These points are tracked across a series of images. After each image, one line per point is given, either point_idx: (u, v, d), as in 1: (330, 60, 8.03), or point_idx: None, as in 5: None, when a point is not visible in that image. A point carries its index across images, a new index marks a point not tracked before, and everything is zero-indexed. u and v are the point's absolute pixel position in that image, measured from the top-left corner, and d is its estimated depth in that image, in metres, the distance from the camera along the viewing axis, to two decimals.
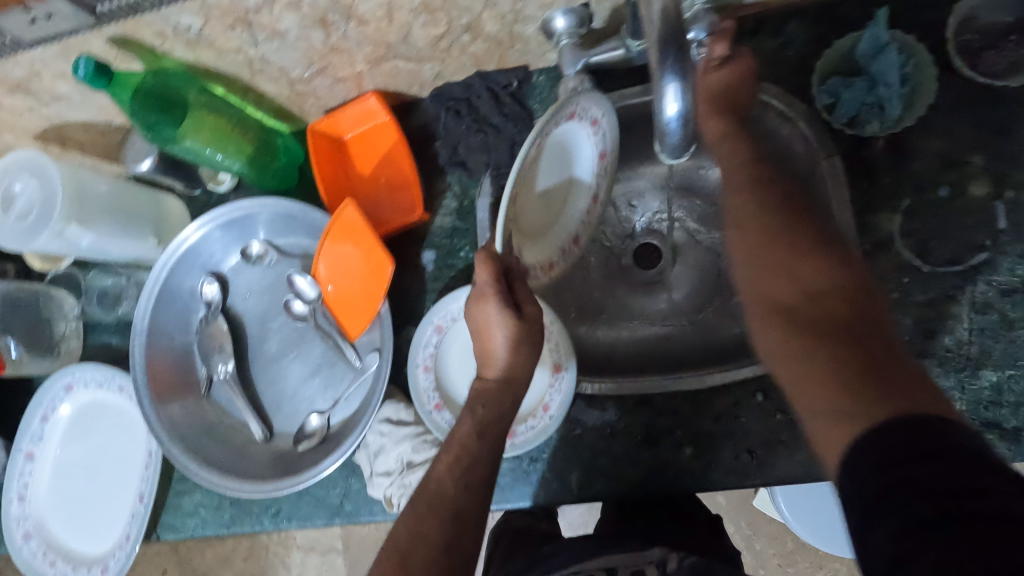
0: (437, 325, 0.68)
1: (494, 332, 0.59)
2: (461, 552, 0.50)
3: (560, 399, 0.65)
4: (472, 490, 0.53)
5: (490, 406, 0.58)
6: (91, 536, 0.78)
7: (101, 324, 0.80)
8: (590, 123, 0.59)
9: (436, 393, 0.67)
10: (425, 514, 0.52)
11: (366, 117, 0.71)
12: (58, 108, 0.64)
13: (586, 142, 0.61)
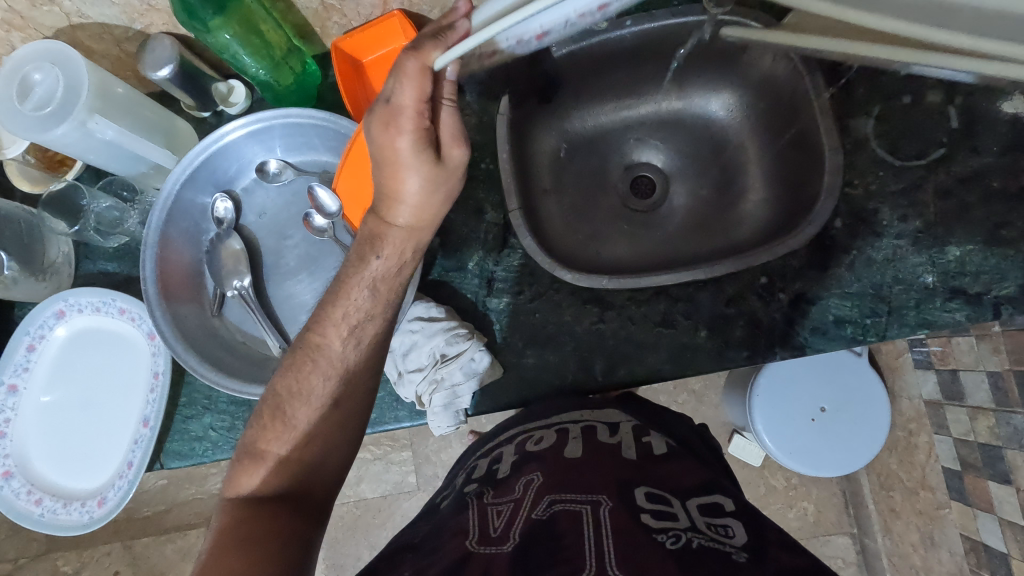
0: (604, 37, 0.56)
1: (404, 174, 0.53)
2: (350, 405, 0.58)
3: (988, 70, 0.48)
4: (362, 346, 0.58)
5: (384, 254, 0.57)
6: (86, 471, 0.73)
7: (97, 251, 0.77)
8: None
9: None
10: (311, 373, 0.56)
11: (389, 39, 0.72)
12: (81, 4, 0.62)
13: None
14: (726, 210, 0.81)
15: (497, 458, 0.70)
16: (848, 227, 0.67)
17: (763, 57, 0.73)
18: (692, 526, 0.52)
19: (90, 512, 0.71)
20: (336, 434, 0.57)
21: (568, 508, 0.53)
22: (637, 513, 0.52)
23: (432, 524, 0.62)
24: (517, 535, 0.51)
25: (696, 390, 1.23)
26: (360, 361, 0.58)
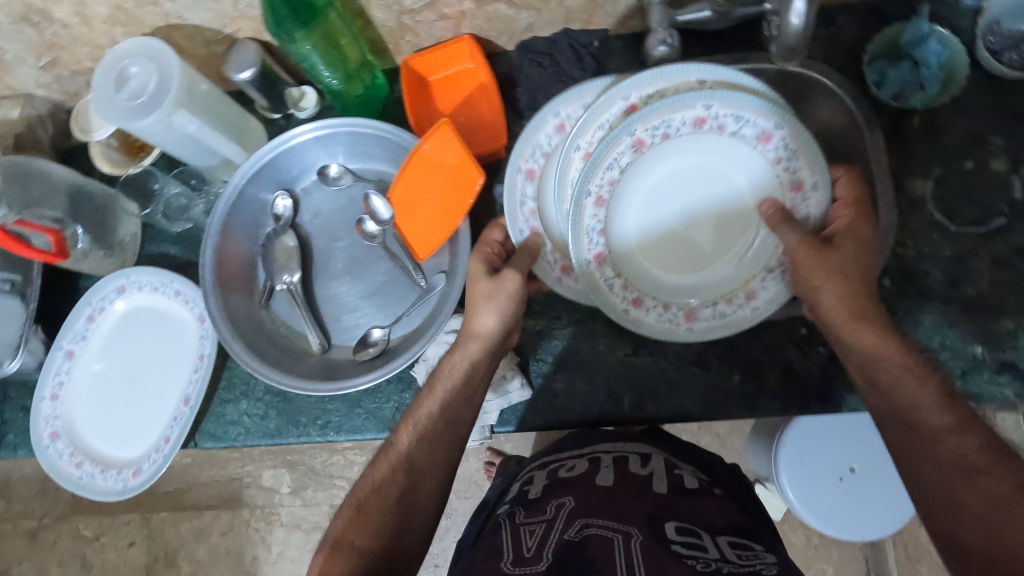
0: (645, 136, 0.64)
1: (477, 286, 0.65)
2: (419, 495, 0.60)
3: (771, 288, 0.67)
4: (426, 443, 0.62)
5: (458, 360, 0.65)
6: (122, 443, 0.76)
7: (160, 234, 0.82)
8: (695, 113, 0.62)
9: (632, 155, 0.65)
10: (383, 467, 0.62)
11: (457, 61, 0.75)
12: (181, 6, 0.67)
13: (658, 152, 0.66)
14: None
15: (528, 480, 0.70)
16: (897, 287, 0.66)
17: None
18: (722, 557, 0.52)
19: (123, 482, 0.74)
20: (407, 524, 0.59)
21: (601, 534, 0.53)
22: (668, 546, 0.52)
23: (467, 556, 0.60)
24: (551, 556, 0.51)
25: (719, 433, 1.21)
26: (421, 456, 0.62)
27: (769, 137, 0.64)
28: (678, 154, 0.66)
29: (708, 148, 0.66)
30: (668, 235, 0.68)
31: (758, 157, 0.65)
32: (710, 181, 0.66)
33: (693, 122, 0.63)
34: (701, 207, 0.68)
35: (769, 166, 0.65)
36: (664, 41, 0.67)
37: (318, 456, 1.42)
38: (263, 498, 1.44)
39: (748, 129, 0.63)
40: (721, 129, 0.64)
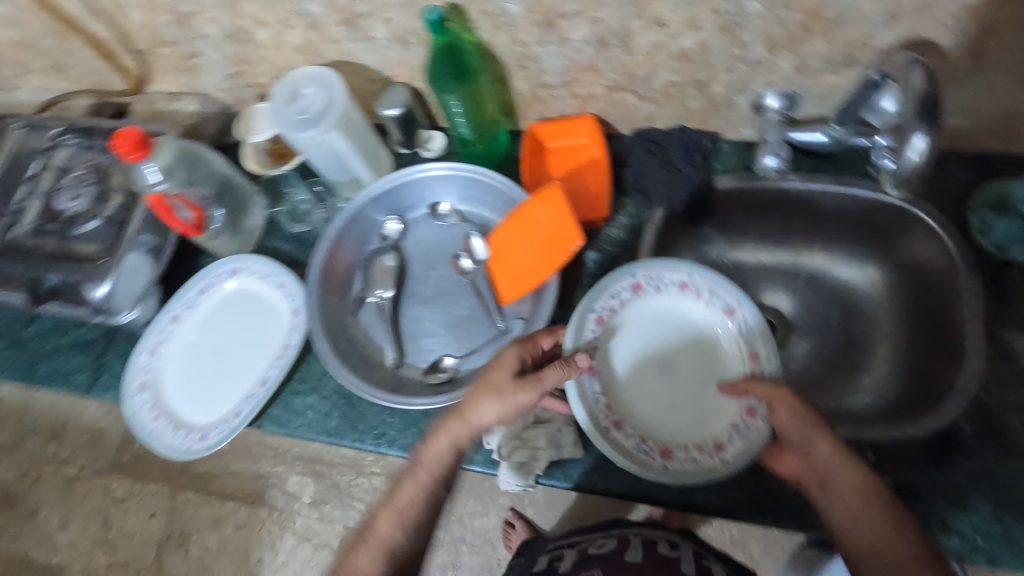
0: (638, 282, 0.75)
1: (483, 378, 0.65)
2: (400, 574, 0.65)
3: (741, 444, 0.68)
4: (404, 526, 0.65)
5: (445, 437, 0.65)
6: (196, 408, 0.82)
7: (280, 232, 0.91)
8: (681, 278, 0.75)
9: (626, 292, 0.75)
10: (360, 551, 0.65)
11: (575, 134, 0.82)
12: (358, 47, 0.78)
13: (653, 302, 0.76)
14: (839, 384, 0.80)
15: (554, 557, 0.70)
16: (978, 433, 0.65)
17: (917, 246, 0.75)
18: None
19: (189, 444, 0.80)
20: None
21: None
22: None
23: None
24: None
25: (754, 553, 1.15)
26: (398, 544, 0.65)
27: (735, 313, 0.74)
28: (666, 308, 0.76)
29: (688, 308, 0.76)
30: (646, 381, 0.74)
31: (722, 330, 0.74)
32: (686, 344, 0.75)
33: (678, 284, 0.75)
34: (676, 361, 0.75)
35: (732, 339, 0.74)
36: (774, 153, 0.74)
37: (344, 473, 1.43)
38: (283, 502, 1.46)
39: (715, 301, 0.75)
40: (699, 297, 0.75)
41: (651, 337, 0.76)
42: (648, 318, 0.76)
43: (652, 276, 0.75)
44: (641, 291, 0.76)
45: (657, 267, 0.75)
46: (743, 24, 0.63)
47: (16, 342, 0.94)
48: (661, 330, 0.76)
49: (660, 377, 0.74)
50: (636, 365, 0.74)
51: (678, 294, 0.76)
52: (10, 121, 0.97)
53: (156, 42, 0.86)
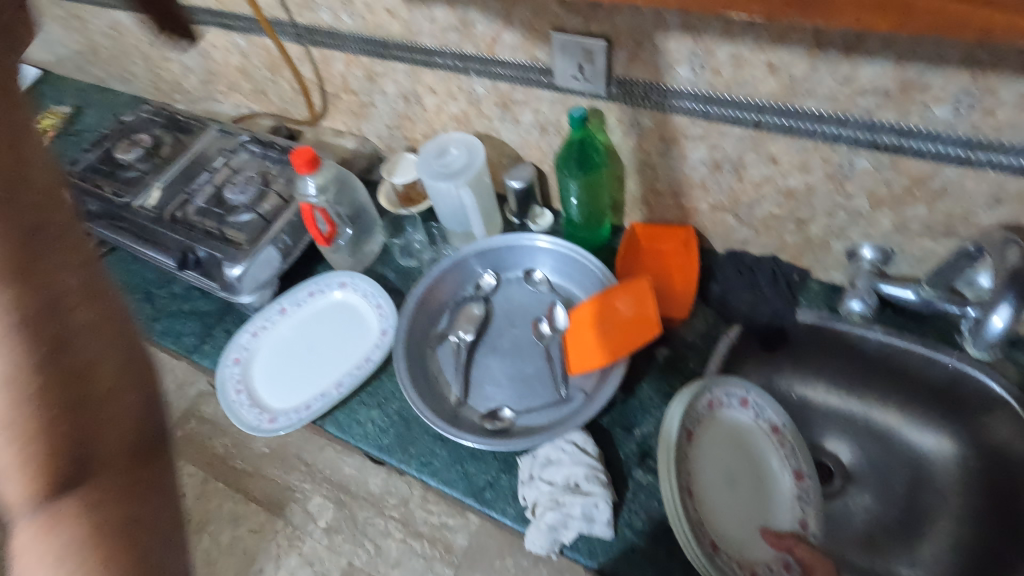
0: (745, 399, 0.78)
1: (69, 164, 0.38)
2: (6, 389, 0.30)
3: None
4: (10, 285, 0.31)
5: None
6: (274, 392, 0.91)
7: (390, 262, 1.02)
8: (775, 420, 0.78)
9: (735, 400, 0.78)
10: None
11: (671, 240, 0.89)
12: (504, 126, 0.92)
13: (751, 423, 0.78)
14: (880, 559, 0.79)
15: None
16: None
17: (999, 429, 0.74)
18: None
19: (259, 422, 0.87)
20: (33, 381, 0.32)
21: None
22: None
23: None
24: None
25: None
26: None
27: (802, 479, 0.75)
28: (749, 434, 0.78)
29: (765, 445, 0.78)
30: (714, 483, 0.74)
31: (785, 484, 0.75)
32: (756, 475, 0.76)
33: (772, 423, 0.78)
34: (741, 480, 0.75)
35: (790, 496, 0.75)
36: (861, 297, 0.77)
37: (364, 508, 1.44)
38: (299, 518, 1.47)
39: (790, 460, 0.76)
40: (779, 446, 0.77)
41: (726, 448, 0.76)
42: (739, 431, 0.78)
43: (761, 403, 0.78)
44: (744, 409, 0.78)
45: (765, 400, 0.78)
46: (850, 177, 0.69)
47: (147, 297, 1.09)
48: (739, 447, 0.77)
49: (724, 482, 0.74)
50: (717, 465, 0.75)
51: (765, 432, 0.78)
52: (210, 124, 1.19)
53: (344, 90, 1.04)
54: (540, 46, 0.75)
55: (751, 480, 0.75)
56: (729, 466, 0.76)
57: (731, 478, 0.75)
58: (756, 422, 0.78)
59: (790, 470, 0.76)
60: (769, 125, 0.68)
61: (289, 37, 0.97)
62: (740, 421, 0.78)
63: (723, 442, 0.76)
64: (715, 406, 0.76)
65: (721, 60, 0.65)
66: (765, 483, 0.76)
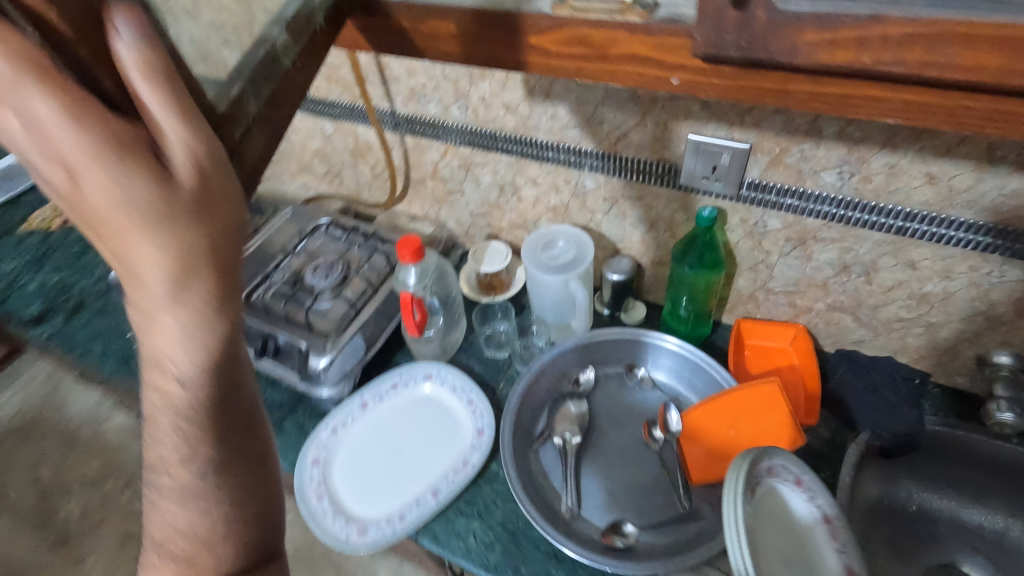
0: (801, 479, 0.58)
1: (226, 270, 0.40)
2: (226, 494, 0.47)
3: None
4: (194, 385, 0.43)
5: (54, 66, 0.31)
6: (361, 499, 0.82)
7: (477, 353, 0.97)
8: (814, 509, 0.59)
9: (799, 496, 0.58)
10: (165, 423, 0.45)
11: (780, 339, 0.87)
12: (608, 219, 0.91)
13: (805, 522, 0.58)
14: None
15: None
16: None
17: None
18: None
19: (347, 534, 0.78)
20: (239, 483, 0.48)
21: None
22: None
23: None
24: None
25: None
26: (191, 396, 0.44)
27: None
28: (806, 528, 0.58)
29: (801, 544, 0.57)
30: (772, 549, 0.54)
31: (831, 559, 0.57)
32: (801, 548, 0.57)
33: (815, 507, 0.59)
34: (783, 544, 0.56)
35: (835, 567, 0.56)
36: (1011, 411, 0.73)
37: None
38: None
39: (817, 497, 0.59)
40: (833, 539, 0.58)
41: (776, 509, 0.57)
42: (795, 517, 0.58)
43: (794, 468, 0.58)
44: (798, 490, 0.58)
45: (823, 491, 0.59)
46: (997, 285, 0.69)
47: None
48: (802, 527, 0.58)
49: (779, 556, 0.55)
50: (779, 546, 0.55)
51: (789, 486, 0.59)
52: (282, 206, 1.16)
53: (432, 177, 1.04)
54: (671, 147, 0.75)
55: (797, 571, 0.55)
56: (786, 525, 0.57)
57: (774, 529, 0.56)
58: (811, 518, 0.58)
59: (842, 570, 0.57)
60: (915, 231, 0.68)
61: (386, 126, 0.97)
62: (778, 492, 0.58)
63: (777, 502, 0.57)
64: (786, 479, 0.58)
65: (875, 168, 0.65)
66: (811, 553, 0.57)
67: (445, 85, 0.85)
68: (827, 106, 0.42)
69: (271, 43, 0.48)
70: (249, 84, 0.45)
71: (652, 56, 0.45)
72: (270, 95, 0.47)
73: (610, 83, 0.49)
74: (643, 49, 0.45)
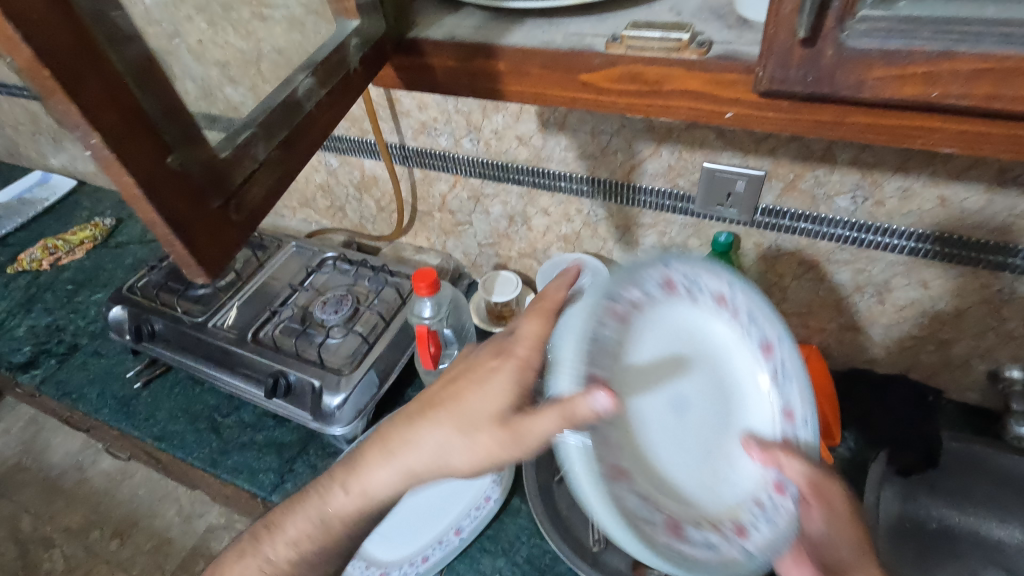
0: (673, 278, 0.58)
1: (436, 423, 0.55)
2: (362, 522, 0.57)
3: (768, 531, 0.57)
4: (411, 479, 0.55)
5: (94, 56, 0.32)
6: (383, 541, 0.78)
7: None
8: (764, 337, 0.60)
9: (665, 282, 0.58)
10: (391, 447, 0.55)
11: None
12: (619, 247, 0.92)
13: (704, 319, 0.62)
14: None
15: None
16: None
17: None
18: None
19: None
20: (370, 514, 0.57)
21: None
22: None
23: None
24: None
25: None
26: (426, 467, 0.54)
27: (792, 417, 0.60)
28: (682, 320, 0.62)
29: (697, 321, 0.62)
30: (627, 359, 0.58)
31: (766, 413, 0.61)
32: (676, 339, 0.62)
33: (691, 289, 0.60)
34: (644, 360, 0.60)
35: (766, 398, 0.61)
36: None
37: None
38: None
39: (754, 329, 0.61)
40: (770, 367, 0.61)
41: (621, 280, 0.56)
42: (666, 311, 0.60)
43: (700, 274, 0.59)
44: (672, 288, 0.59)
45: (714, 278, 0.59)
46: (1007, 301, 0.71)
47: (211, 427, 0.98)
48: (685, 328, 0.62)
49: (615, 341, 0.56)
50: (626, 330, 0.57)
51: (710, 308, 0.61)
52: (285, 241, 1.15)
53: (440, 209, 1.04)
54: (685, 176, 0.77)
55: (701, 377, 0.63)
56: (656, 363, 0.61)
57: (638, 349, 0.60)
58: (694, 300, 0.61)
59: (778, 404, 0.61)
60: (927, 252, 0.70)
61: (396, 160, 0.98)
62: (671, 306, 0.60)
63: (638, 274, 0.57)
64: (656, 275, 0.58)
65: (888, 192, 0.67)
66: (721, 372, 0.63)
67: (457, 119, 0.86)
68: (867, 135, 0.43)
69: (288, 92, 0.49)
70: (263, 129, 0.46)
71: (712, 91, 0.46)
72: (283, 139, 0.47)
73: (665, 119, 0.50)
74: (697, 84, 0.47)
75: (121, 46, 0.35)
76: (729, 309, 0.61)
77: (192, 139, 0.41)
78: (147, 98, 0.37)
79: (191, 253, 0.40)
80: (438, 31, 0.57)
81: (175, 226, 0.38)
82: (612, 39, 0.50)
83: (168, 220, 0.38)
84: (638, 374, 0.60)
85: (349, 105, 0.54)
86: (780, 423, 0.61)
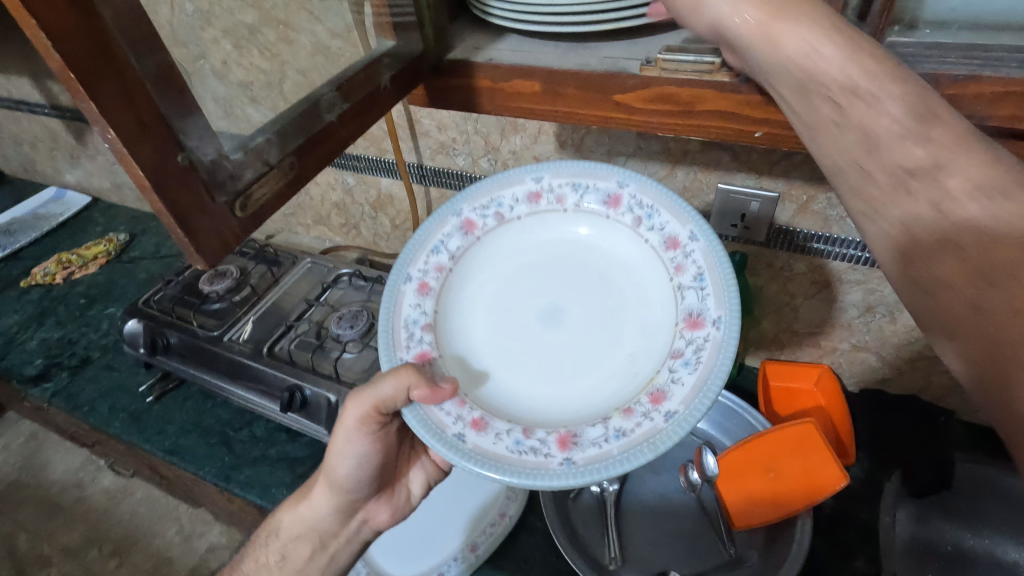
0: (468, 219, 0.61)
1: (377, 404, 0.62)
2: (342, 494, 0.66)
3: (687, 382, 0.49)
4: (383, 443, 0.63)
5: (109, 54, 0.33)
6: (387, 547, 0.81)
7: None
8: (609, 189, 0.60)
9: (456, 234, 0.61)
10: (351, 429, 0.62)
11: (804, 378, 0.87)
12: None
13: (514, 221, 0.62)
14: None
15: None
16: None
17: None
18: None
19: None
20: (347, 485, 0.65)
21: None
22: None
23: None
24: None
25: None
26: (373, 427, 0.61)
27: (677, 245, 0.56)
28: (512, 262, 0.63)
29: (555, 231, 0.63)
30: (509, 321, 0.60)
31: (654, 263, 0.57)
32: (550, 274, 0.62)
33: (501, 214, 0.62)
34: (537, 306, 0.61)
35: (651, 263, 0.58)
36: None
37: None
38: None
39: (589, 195, 0.60)
40: (541, 211, 0.62)
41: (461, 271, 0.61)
42: (497, 243, 0.63)
43: (490, 195, 0.62)
44: (472, 228, 0.61)
45: (492, 188, 0.62)
46: None
47: (223, 441, 0.98)
48: (485, 246, 0.62)
49: (514, 301, 0.62)
50: (461, 290, 0.61)
51: (526, 210, 0.62)
52: (300, 258, 1.16)
53: None
54: (699, 196, 0.79)
55: (566, 272, 0.62)
56: (502, 293, 0.62)
57: (485, 302, 0.61)
58: (513, 177, 0.62)
59: (659, 239, 0.57)
60: None
61: (414, 179, 1.00)
62: (489, 248, 0.62)
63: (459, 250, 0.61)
64: (453, 233, 0.61)
65: None
66: (573, 283, 0.62)
67: (475, 139, 0.88)
68: None
69: (315, 103, 0.50)
70: (279, 136, 0.47)
71: (742, 112, 0.49)
72: (301, 144, 0.48)
73: (694, 137, 0.53)
74: (730, 105, 0.49)
75: (143, 54, 0.35)
76: (564, 197, 0.61)
77: (203, 135, 0.41)
78: (162, 100, 0.37)
79: (192, 246, 0.40)
80: (477, 52, 0.59)
81: (177, 217, 0.38)
82: (646, 62, 0.52)
83: (175, 215, 0.38)
84: (493, 321, 0.60)
85: (377, 116, 0.55)
86: (673, 274, 0.55)
